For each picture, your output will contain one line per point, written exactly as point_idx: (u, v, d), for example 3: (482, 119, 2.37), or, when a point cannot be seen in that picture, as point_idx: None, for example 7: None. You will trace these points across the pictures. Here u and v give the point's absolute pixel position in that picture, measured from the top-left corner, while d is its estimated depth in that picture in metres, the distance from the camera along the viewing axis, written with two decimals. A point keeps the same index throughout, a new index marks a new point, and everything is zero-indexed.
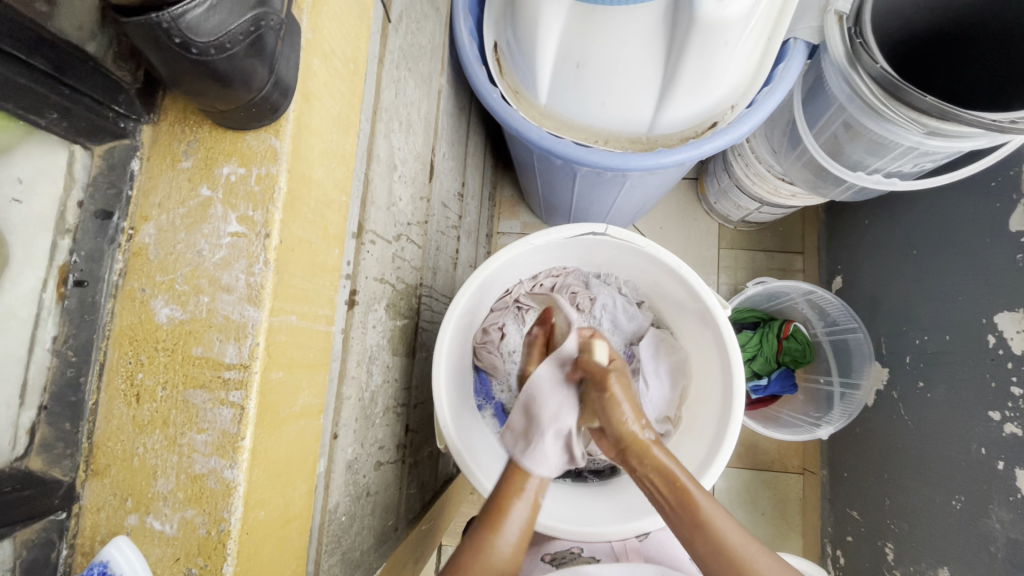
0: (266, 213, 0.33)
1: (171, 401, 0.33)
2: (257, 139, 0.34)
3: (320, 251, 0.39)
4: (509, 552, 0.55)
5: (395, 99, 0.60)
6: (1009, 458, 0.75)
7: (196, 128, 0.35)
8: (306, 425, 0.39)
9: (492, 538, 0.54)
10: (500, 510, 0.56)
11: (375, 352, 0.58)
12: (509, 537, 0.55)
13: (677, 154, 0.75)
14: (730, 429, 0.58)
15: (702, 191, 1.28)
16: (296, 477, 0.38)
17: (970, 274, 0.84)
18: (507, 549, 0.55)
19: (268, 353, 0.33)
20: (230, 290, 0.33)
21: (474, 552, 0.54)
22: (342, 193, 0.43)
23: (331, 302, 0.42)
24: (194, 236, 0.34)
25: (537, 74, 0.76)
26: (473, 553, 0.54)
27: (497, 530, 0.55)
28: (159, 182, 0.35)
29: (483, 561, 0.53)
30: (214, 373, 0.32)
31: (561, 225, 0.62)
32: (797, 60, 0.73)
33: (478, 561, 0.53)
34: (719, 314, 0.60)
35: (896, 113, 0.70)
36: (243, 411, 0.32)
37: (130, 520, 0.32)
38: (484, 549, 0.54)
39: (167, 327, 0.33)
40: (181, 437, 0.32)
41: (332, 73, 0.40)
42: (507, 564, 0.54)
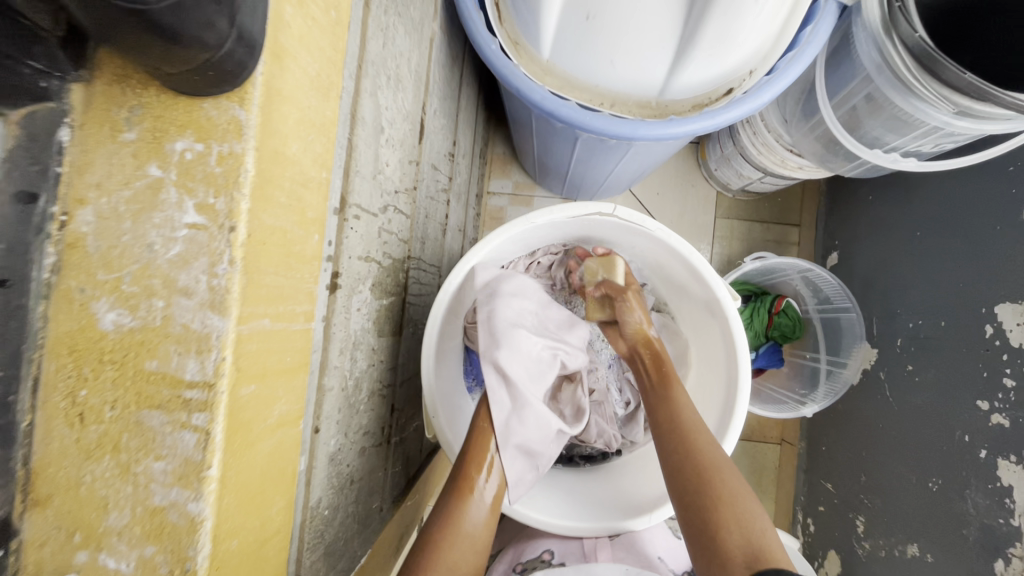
0: (230, 201, 0.28)
1: (122, 423, 0.28)
2: (218, 108, 0.28)
3: (297, 241, 0.34)
4: (480, 518, 0.55)
5: (383, 50, 0.52)
6: (992, 447, 0.75)
7: (141, 90, 0.28)
8: (284, 435, 0.35)
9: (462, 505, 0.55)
10: (468, 479, 0.56)
11: (359, 336, 0.54)
12: (479, 507, 0.55)
13: (689, 124, 0.70)
14: (730, 427, 0.55)
15: (703, 156, 1.22)
16: (275, 493, 0.34)
17: (975, 262, 0.82)
18: (478, 513, 0.55)
19: (237, 366, 0.29)
20: (188, 294, 0.28)
21: (446, 521, 0.54)
22: (322, 169, 0.37)
23: (311, 295, 0.37)
24: (142, 226, 0.28)
25: (542, 26, 0.68)
26: (442, 523, 0.54)
27: (465, 499, 0.55)
28: (96, 156, 0.28)
29: (454, 528, 0.53)
30: (173, 392, 0.28)
31: (565, 202, 0.56)
32: (826, 23, 0.68)
33: (448, 531, 0.53)
34: (729, 307, 0.56)
35: (926, 90, 0.65)
36: (209, 437, 0.27)
37: (79, 556, 0.28)
38: (455, 516, 0.54)
39: (114, 336, 0.28)
40: (136, 464, 0.28)
41: (309, 23, 0.33)
42: (479, 531, 0.55)
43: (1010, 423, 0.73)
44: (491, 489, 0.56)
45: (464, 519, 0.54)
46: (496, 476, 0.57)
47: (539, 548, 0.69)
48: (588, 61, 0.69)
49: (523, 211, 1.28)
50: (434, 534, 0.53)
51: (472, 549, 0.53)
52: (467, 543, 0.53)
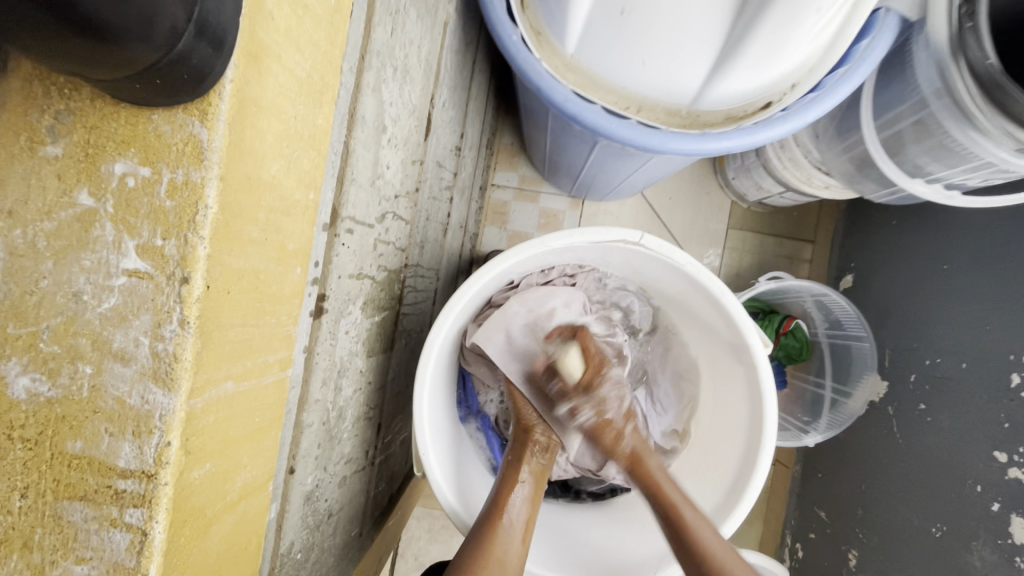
0: (183, 245, 0.22)
1: (35, 516, 0.22)
2: (171, 122, 0.22)
3: (273, 281, 0.28)
4: (514, 543, 0.48)
5: (390, 37, 0.45)
6: (1006, 502, 0.72)
7: (69, 92, 0.21)
8: (248, 507, 0.30)
9: (492, 522, 0.48)
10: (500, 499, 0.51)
11: (346, 362, 0.48)
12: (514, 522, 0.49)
13: (724, 141, 0.63)
14: (750, 486, 0.50)
15: (721, 163, 1.15)
16: (235, 572, 0.29)
17: (1007, 305, 0.77)
18: (511, 538, 0.48)
19: (185, 449, 0.23)
20: (124, 360, 0.22)
21: (475, 543, 0.47)
22: (309, 189, 0.30)
23: (290, 338, 0.31)
24: (66, 269, 0.22)
25: (570, 18, 0.60)
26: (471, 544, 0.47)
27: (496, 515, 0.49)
28: (10, 174, 0.22)
29: (485, 552, 0.46)
30: (100, 481, 0.22)
31: (587, 226, 0.50)
32: (885, 38, 0.61)
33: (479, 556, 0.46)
34: (758, 354, 0.51)
35: (988, 123, 0.59)
36: (145, 539, 0.22)
37: None
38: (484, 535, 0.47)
39: (27, 406, 0.22)
40: (52, 566, 0.22)
41: (301, 13, 0.26)
42: (512, 558, 0.47)
43: None
44: (521, 515, 0.50)
45: (496, 538, 0.47)
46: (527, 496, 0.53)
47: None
48: (618, 60, 0.62)
49: (529, 207, 1.21)
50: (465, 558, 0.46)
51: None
52: (498, 573, 0.46)
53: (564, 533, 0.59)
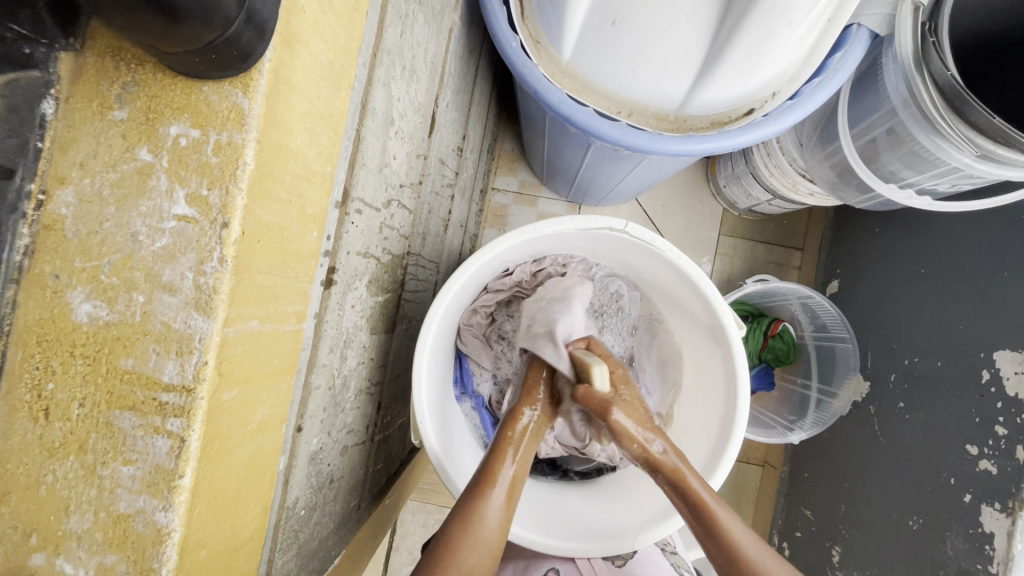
0: (225, 195, 0.26)
1: (90, 423, 0.26)
2: (219, 93, 0.26)
3: (294, 239, 0.32)
4: (497, 523, 0.48)
5: (400, 38, 0.50)
6: (977, 492, 0.75)
7: (135, 66, 0.26)
8: (264, 441, 0.33)
9: (479, 502, 0.48)
10: (489, 477, 0.50)
11: (351, 334, 0.52)
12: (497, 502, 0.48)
13: (708, 143, 0.67)
14: (725, 456, 0.54)
15: (712, 171, 1.20)
16: (249, 500, 0.33)
17: (978, 305, 0.81)
18: (494, 519, 0.48)
19: (219, 371, 0.27)
20: (172, 290, 0.26)
21: (461, 517, 0.47)
22: (327, 162, 0.34)
23: (305, 294, 0.35)
24: (126, 213, 0.26)
25: (565, 27, 0.65)
26: (456, 518, 0.47)
27: (484, 493, 0.48)
28: (82, 133, 0.26)
29: (469, 527, 0.46)
30: (147, 394, 0.26)
31: (576, 214, 0.55)
32: (857, 51, 0.65)
33: (461, 529, 0.46)
34: (733, 335, 0.55)
35: (951, 130, 0.63)
36: (183, 444, 0.26)
37: (34, 560, 0.26)
38: (471, 513, 0.47)
39: (88, 329, 0.26)
40: (102, 467, 0.26)
41: (326, 8, 0.30)
42: (495, 536, 0.47)
43: (999, 470, 0.73)
44: (508, 490, 0.49)
45: (480, 518, 0.47)
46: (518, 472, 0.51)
47: (546, 563, 0.61)
48: (610, 67, 0.66)
49: (527, 211, 1.26)
50: (446, 531, 0.46)
51: (481, 550, 0.45)
52: (475, 540, 0.45)
53: (554, 503, 0.62)
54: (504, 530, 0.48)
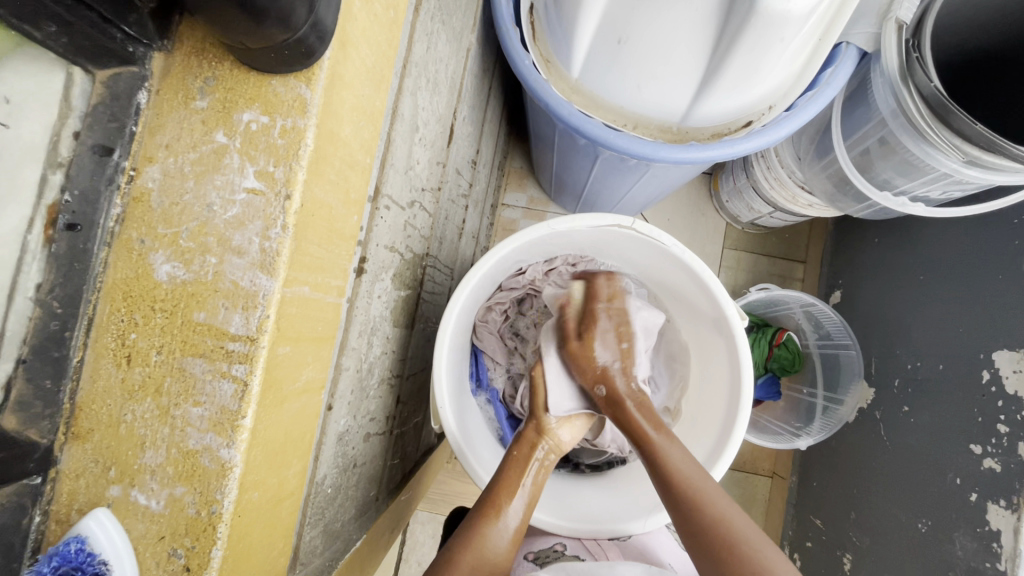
0: (288, 170, 0.30)
1: (166, 368, 0.29)
2: (285, 85, 0.30)
3: (339, 218, 0.36)
4: (503, 545, 0.51)
5: (426, 53, 0.55)
6: (982, 490, 0.76)
7: (216, 64, 0.30)
8: (308, 401, 0.36)
9: (483, 529, 0.51)
10: (496, 503, 0.53)
11: (377, 322, 0.55)
12: (502, 532, 0.51)
13: (710, 151, 0.72)
14: (730, 442, 0.57)
15: (715, 187, 1.24)
16: (292, 456, 0.36)
17: (976, 307, 0.83)
18: (500, 541, 0.51)
19: (278, 326, 0.30)
20: (241, 253, 0.30)
21: (464, 543, 0.50)
22: (368, 155, 0.39)
23: (344, 272, 0.39)
24: (204, 187, 0.30)
25: (574, 46, 0.70)
26: (462, 544, 0.50)
27: (491, 521, 0.52)
28: (168, 119, 0.30)
29: (474, 551, 0.50)
30: (216, 343, 0.29)
31: (586, 213, 0.59)
32: (846, 67, 0.69)
33: (466, 556, 0.49)
34: (736, 326, 0.58)
35: (938, 138, 0.67)
36: (246, 388, 0.29)
37: (112, 491, 0.29)
38: (477, 540, 0.50)
39: (167, 286, 0.30)
40: (175, 408, 0.29)
41: (372, 19, 0.35)
42: (501, 560, 0.51)
43: (1002, 468, 0.74)
44: (517, 519, 0.53)
45: (486, 543, 0.50)
46: (525, 499, 0.54)
47: (553, 538, 0.62)
48: (615, 81, 0.71)
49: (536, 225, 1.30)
50: (452, 557, 0.49)
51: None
52: (479, 566, 0.49)
53: (567, 491, 0.64)
54: (508, 557, 0.51)
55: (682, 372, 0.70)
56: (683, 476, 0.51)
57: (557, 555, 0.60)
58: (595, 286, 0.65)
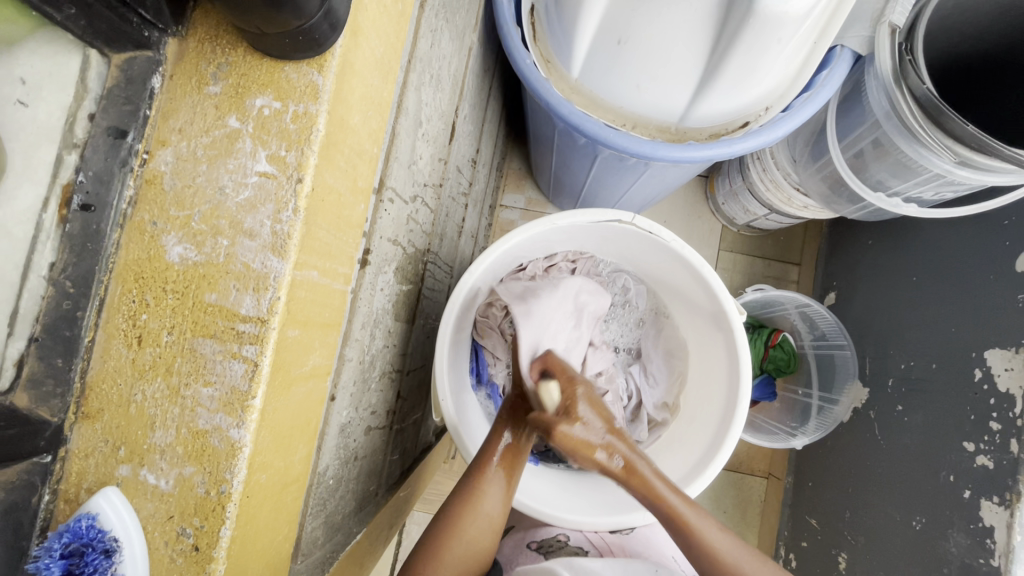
0: (300, 155, 0.30)
1: (176, 348, 0.30)
2: (298, 72, 0.31)
3: (347, 205, 0.36)
4: (498, 499, 0.53)
5: (430, 50, 0.56)
6: (975, 487, 0.77)
7: (229, 50, 0.31)
8: (314, 386, 0.37)
9: (480, 485, 0.53)
10: (490, 459, 0.54)
11: (379, 315, 0.56)
12: (498, 487, 0.53)
13: (707, 150, 0.72)
14: (729, 435, 0.57)
15: (711, 190, 1.25)
16: (299, 441, 0.36)
17: (967, 307, 0.85)
18: (496, 495, 0.53)
19: (288, 309, 0.31)
20: (252, 236, 0.30)
21: (463, 497, 0.52)
22: (375, 145, 0.39)
23: (351, 260, 0.39)
24: (216, 170, 0.30)
25: (574, 46, 0.71)
26: (462, 498, 0.53)
27: (486, 482, 0.53)
28: (182, 104, 0.31)
29: (472, 511, 0.52)
30: (227, 324, 0.30)
31: (588, 208, 0.60)
32: (841, 69, 0.71)
33: (465, 511, 0.52)
34: (734, 320, 0.59)
35: (931, 139, 0.69)
36: (256, 368, 0.29)
37: (121, 471, 0.29)
38: (473, 500, 0.52)
39: (179, 267, 0.30)
40: (185, 388, 0.29)
41: (381, 10, 0.36)
42: (496, 512, 0.53)
43: (995, 465, 0.75)
44: (511, 474, 0.54)
45: (482, 503, 0.52)
46: (518, 453, 0.55)
47: (556, 528, 0.63)
48: (615, 82, 0.72)
49: None
50: (451, 517, 0.52)
51: (484, 526, 0.52)
52: (479, 517, 0.52)
53: (569, 484, 0.64)
54: (505, 508, 0.53)
55: (681, 366, 0.71)
56: (714, 546, 0.51)
57: (560, 545, 0.61)
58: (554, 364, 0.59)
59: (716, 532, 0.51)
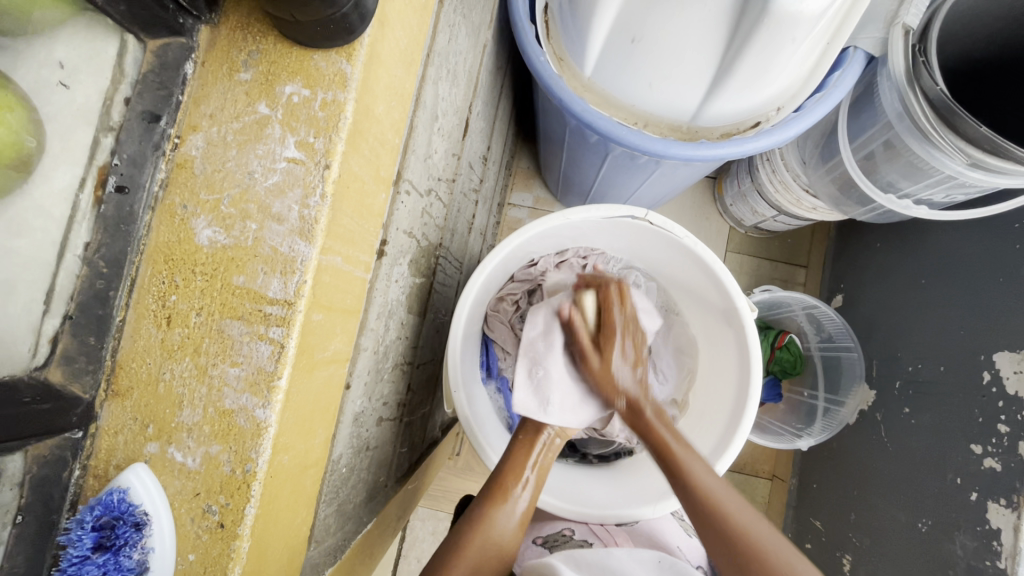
0: (328, 142, 0.31)
1: (205, 329, 0.30)
2: (326, 60, 0.31)
3: (369, 193, 0.37)
4: (510, 526, 0.54)
5: (447, 45, 0.57)
6: (983, 490, 0.77)
7: (260, 38, 0.31)
8: (334, 372, 0.37)
9: (492, 512, 0.54)
10: (504, 488, 0.55)
11: (394, 306, 0.56)
12: (510, 514, 0.54)
13: (719, 149, 0.73)
14: (739, 431, 0.57)
15: (720, 191, 1.25)
16: (318, 425, 0.36)
17: (976, 310, 0.85)
18: (507, 523, 0.54)
19: (314, 293, 0.31)
20: (280, 220, 0.31)
21: (475, 523, 0.53)
22: (397, 135, 0.40)
23: (371, 248, 0.39)
24: (245, 155, 0.31)
25: (588, 44, 0.72)
26: (473, 524, 0.53)
27: (498, 505, 0.54)
28: (213, 90, 0.31)
29: (483, 535, 0.53)
30: (254, 306, 0.30)
31: (602, 203, 0.60)
32: (853, 70, 0.71)
33: (475, 538, 0.53)
34: (746, 317, 0.59)
35: (942, 141, 0.69)
36: (282, 349, 0.30)
37: (149, 448, 0.30)
38: (484, 521, 0.53)
39: (208, 250, 0.31)
40: (212, 368, 0.30)
41: (407, 3, 0.36)
42: (507, 539, 0.54)
43: (1002, 467, 0.75)
44: (524, 502, 0.55)
45: (493, 527, 0.53)
46: (531, 483, 0.57)
47: (560, 523, 0.63)
48: (628, 80, 0.72)
49: None
50: (462, 538, 0.52)
51: (495, 554, 0.53)
52: (490, 544, 0.53)
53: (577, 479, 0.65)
54: (516, 535, 0.54)
55: (691, 363, 0.71)
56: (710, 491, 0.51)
57: (564, 540, 0.61)
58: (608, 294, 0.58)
59: (712, 479, 0.52)
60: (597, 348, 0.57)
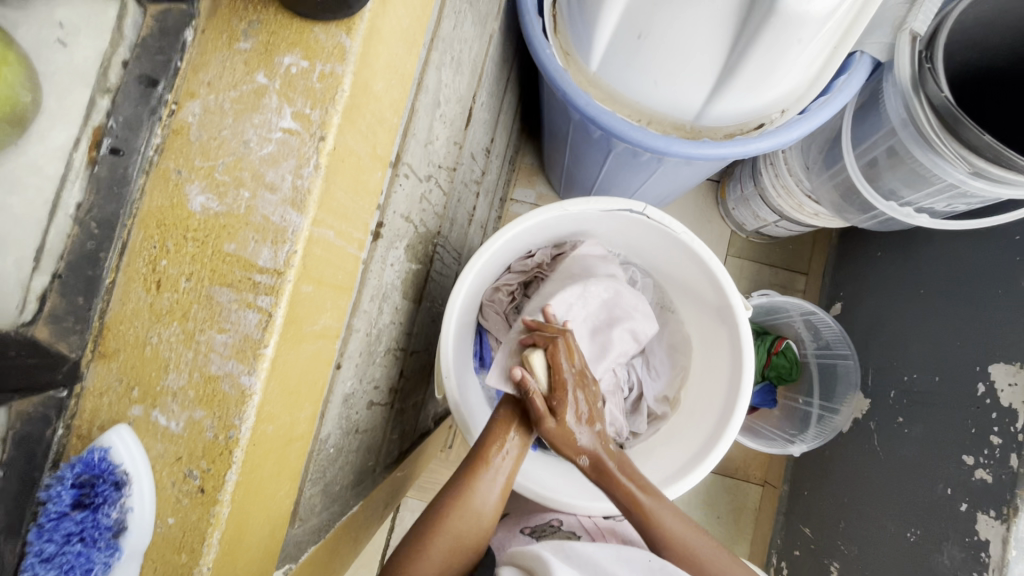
0: (324, 113, 0.31)
1: (194, 295, 0.30)
2: (326, 33, 0.31)
3: (365, 169, 0.37)
4: (490, 499, 0.54)
5: (452, 31, 0.57)
6: (973, 501, 0.76)
7: (261, 8, 0.32)
8: (323, 346, 0.37)
9: (472, 485, 0.54)
10: (485, 459, 0.55)
11: (388, 290, 0.56)
12: (490, 485, 0.54)
13: (722, 148, 0.73)
14: (728, 427, 0.58)
15: (722, 195, 1.25)
16: (305, 399, 0.36)
17: (974, 320, 0.84)
18: (488, 496, 0.54)
19: (304, 264, 0.31)
20: (273, 189, 0.31)
21: (455, 495, 0.53)
22: (396, 115, 0.40)
23: (366, 226, 0.40)
24: (242, 124, 0.31)
25: (594, 39, 0.72)
26: (453, 497, 0.53)
27: (479, 477, 0.54)
28: (212, 59, 0.31)
29: (462, 507, 0.53)
30: (244, 274, 0.30)
31: (601, 196, 0.61)
32: (859, 74, 0.71)
33: (455, 510, 0.52)
34: (740, 314, 0.59)
35: (946, 148, 0.69)
36: (269, 318, 0.30)
37: (133, 411, 0.30)
38: (464, 494, 0.53)
39: (200, 216, 0.31)
40: (199, 333, 0.30)
41: None
42: (487, 512, 0.53)
43: (994, 479, 0.74)
44: (504, 475, 0.55)
45: (474, 498, 0.53)
46: (513, 453, 0.56)
47: (549, 514, 0.64)
48: (634, 76, 0.72)
49: None
50: (441, 511, 0.52)
51: (475, 527, 0.52)
52: (470, 518, 0.52)
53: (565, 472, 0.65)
54: (497, 509, 0.54)
55: (684, 360, 0.71)
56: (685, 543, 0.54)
57: (551, 531, 0.62)
58: (556, 347, 0.58)
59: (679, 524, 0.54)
60: (551, 410, 0.55)
